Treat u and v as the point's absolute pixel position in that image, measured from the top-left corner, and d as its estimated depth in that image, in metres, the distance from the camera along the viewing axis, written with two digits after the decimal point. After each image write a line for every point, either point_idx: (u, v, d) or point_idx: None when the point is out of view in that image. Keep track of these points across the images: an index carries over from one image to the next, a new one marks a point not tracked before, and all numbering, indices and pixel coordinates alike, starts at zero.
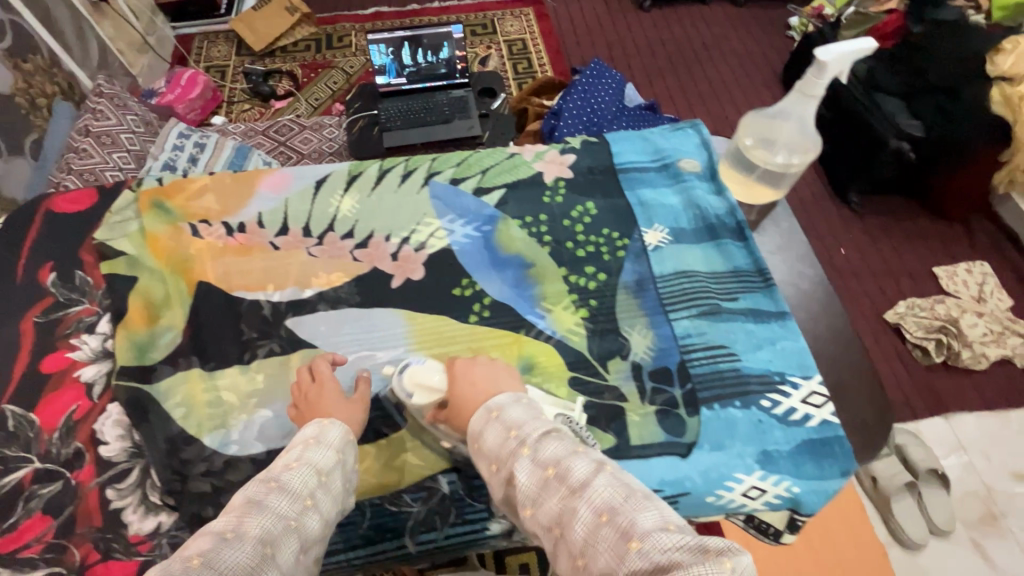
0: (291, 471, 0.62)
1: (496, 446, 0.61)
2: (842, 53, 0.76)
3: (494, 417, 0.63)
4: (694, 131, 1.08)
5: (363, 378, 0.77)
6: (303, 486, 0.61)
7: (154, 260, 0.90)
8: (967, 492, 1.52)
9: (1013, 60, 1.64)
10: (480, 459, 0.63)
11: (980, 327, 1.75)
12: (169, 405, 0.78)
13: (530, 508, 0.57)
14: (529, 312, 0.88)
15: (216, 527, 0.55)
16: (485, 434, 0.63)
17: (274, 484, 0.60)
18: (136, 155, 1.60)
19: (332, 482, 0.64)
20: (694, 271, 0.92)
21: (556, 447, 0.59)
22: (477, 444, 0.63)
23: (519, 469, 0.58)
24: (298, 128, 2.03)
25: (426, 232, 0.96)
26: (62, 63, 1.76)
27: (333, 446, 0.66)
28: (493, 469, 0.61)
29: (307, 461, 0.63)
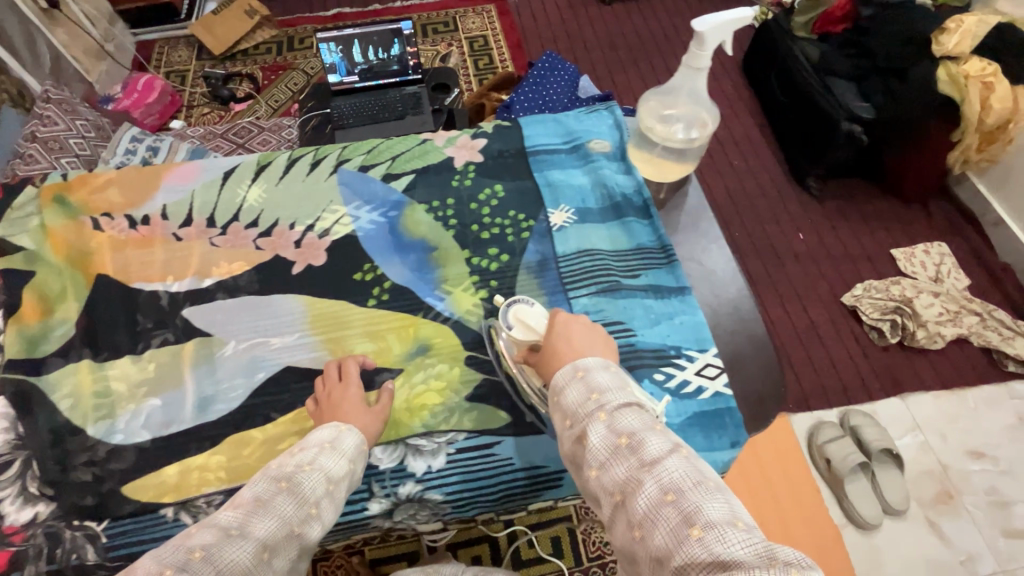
0: (305, 473, 0.60)
1: (574, 405, 0.58)
2: (717, 23, 0.76)
3: (580, 376, 0.60)
4: (608, 113, 1.08)
5: (387, 391, 0.76)
6: (313, 490, 0.60)
7: (53, 254, 0.90)
8: (921, 471, 1.50)
9: (957, 39, 1.63)
10: (556, 414, 0.60)
11: (935, 307, 1.72)
12: (56, 397, 0.77)
13: (597, 470, 0.53)
14: (429, 295, 0.88)
15: (223, 521, 0.52)
16: (565, 390, 0.59)
17: (285, 484, 0.58)
18: (86, 160, 1.60)
19: (339, 491, 0.63)
20: (597, 250, 0.92)
21: (632, 419, 0.55)
22: (556, 399, 0.60)
23: (592, 433, 0.55)
24: (257, 130, 2.04)
25: (332, 218, 0.95)
26: (11, 71, 1.74)
27: (347, 455, 0.66)
28: (565, 424, 0.58)
29: (320, 465, 0.62)
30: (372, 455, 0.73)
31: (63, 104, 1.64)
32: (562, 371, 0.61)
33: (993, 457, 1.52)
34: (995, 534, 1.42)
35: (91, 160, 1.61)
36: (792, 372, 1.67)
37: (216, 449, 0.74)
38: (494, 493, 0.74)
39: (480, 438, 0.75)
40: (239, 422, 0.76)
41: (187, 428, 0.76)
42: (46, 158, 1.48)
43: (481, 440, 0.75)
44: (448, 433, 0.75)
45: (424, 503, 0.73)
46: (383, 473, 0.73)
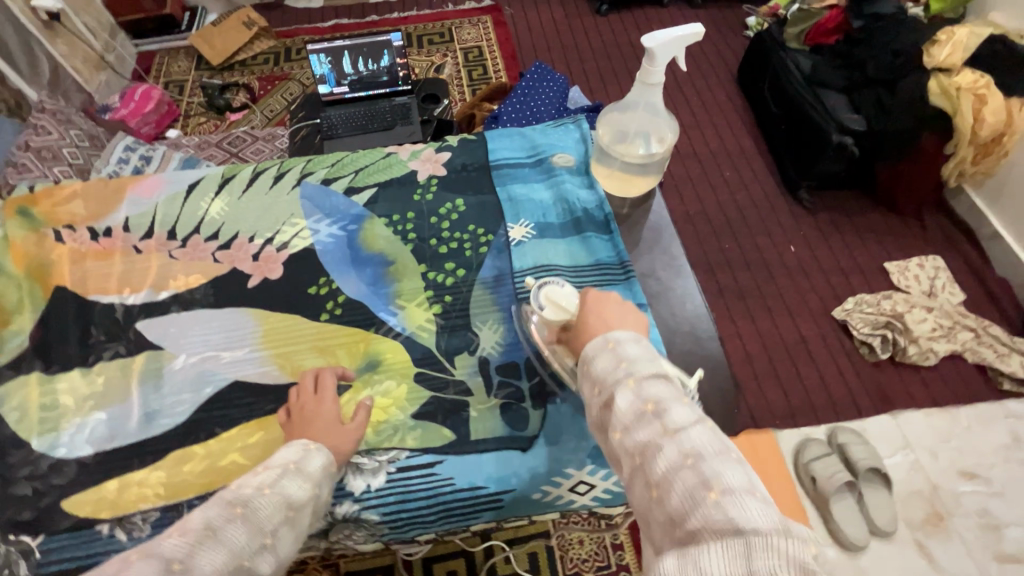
0: (263, 498, 0.54)
1: (603, 373, 0.54)
2: (665, 40, 0.75)
3: (610, 347, 0.56)
4: (575, 127, 1.08)
5: (363, 408, 0.73)
6: (271, 516, 0.53)
7: (13, 266, 0.91)
8: (911, 491, 1.45)
9: (948, 51, 1.62)
10: (585, 382, 0.56)
11: (928, 322, 1.68)
12: (4, 410, 0.78)
13: (620, 431, 0.50)
14: (382, 310, 0.87)
15: (167, 550, 0.45)
16: (593, 360, 0.56)
17: (241, 510, 0.52)
18: (79, 168, 1.61)
19: (300, 518, 0.57)
20: (554, 265, 0.91)
21: (657, 387, 0.51)
22: (585, 367, 0.57)
23: (619, 398, 0.51)
24: (251, 139, 2.05)
25: (291, 232, 0.95)
26: (8, 81, 1.76)
27: (312, 478, 0.61)
28: (594, 390, 0.54)
29: (281, 489, 0.56)
30: None
31: (58, 113, 1.66)
32: (593, 341, 0.57)
33: (985, 478, 1.47)
34: (987, 558, 1.37)
35: (83, 169, 1.62)
36: (779, 388, 1.63)
37: (157, 465, 0.74)
38: (436, 513, 0.72)
39: (423, 456, 0.74)
40: (182, 437, 0.76)
41: (131, 442, 0.75)
42: (38, 167, 1.50)
43: (424, 459, 0.74)
44: (391, 450, 0.74)
45: (361, 523, 0.72)
46: None
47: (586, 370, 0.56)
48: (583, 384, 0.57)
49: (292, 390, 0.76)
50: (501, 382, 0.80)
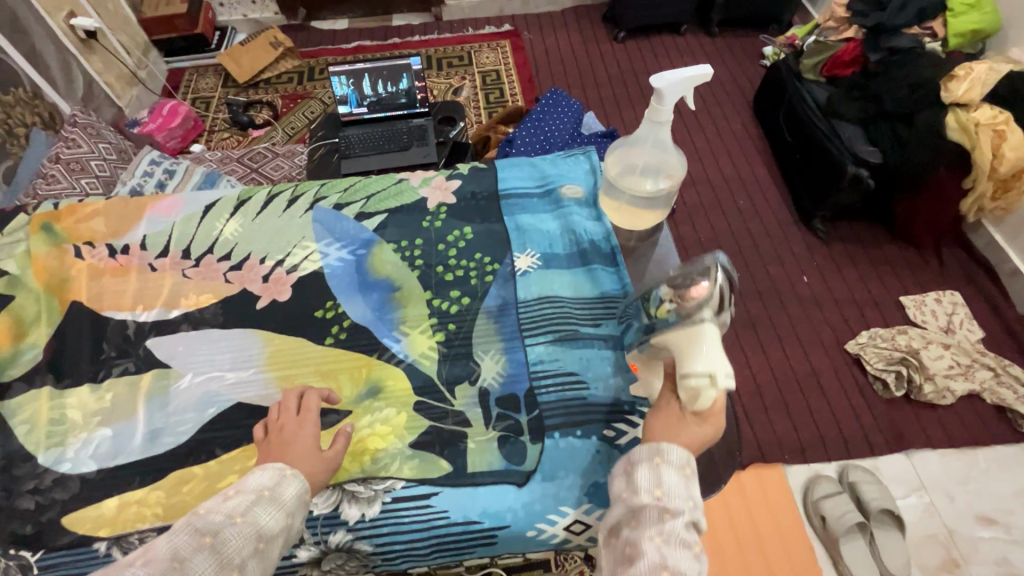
0: (233, 528, 0.56)
1: (671, 485, 0.60)
2: (674, 80, 0.76)
3: (685, 473, 0.62)
4: (585, 158, 1.09)
5: (343, 435, 0.72)
6: (240, 548, 0.55)
7: (33, 280, 0.94)
8: (924, 536, 1.40)
9: (966, 86, 1.59)
10: (646, 469, 0.62)
11: (945, 359, 1.64)
12: (14, 423, 0.80)
13: (660, 540, 0.57)
14: (387, 335, 0.88)
15: None
16: (673, 467, 0.62)
17: (210, 540, 0.54)
18: (105, 180, 1.67)
19: (270, 550, 0.58)
20: (559, 296, 0.91)
21: (695, 536, 0.59)
22: (657, 461, 0.62)
23: (676, 519, 0.58)
24: (272, 156, 2.11)
25: (302, 254, 0.97)
26: (44, 95, 1.84)
27: (285, 507, 0.61)
28: (653, 488, 0.60)
29: (253, 519, 0.58)
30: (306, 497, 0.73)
31: (88, 128, 1.73)
32: (680, 453, 0.62)
33: (1005, 524, 1.42)
34: None
35: (108, 181, 1.67)
36: (789, 421, 1.59)
37: (156, 484, 0.74)
38: (427, 545, 0.72)
39: (418, 487, 0.74)
40: (183, 457, 0.77)
41: (133, 460, 0.77)
42: (66, 179, 1.55)
43: (419, 490, 0.73)
44: (387, 481, 0.74)
45: (354, 552, 0.73)
46: (317, 518, 0.71)
47: (659, 465, 0.62)
48: (643, 471, 0.62)
49: (273, 406, 0.75)
50: (501, 417, 0.79)
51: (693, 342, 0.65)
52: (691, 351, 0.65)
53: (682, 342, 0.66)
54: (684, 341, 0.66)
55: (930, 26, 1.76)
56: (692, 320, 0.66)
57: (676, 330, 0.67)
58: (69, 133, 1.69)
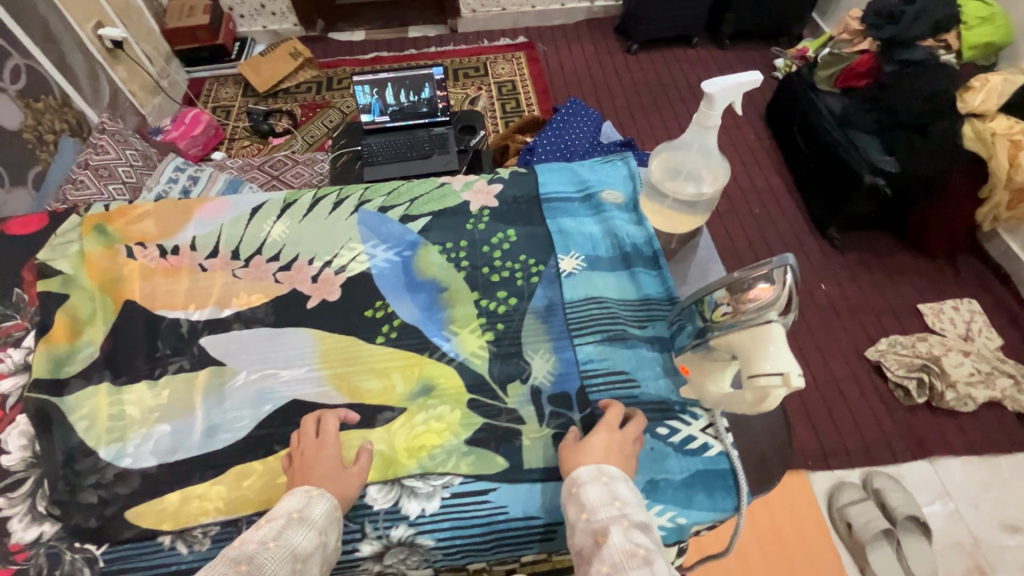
0: (267, 552, 0.59)
1: (595, 502, 0.64)
2: (726, 86, 0.79)
3: (602, 481, 0.66)
4: (623, 164, 1.11)
5: (365, 451, 0.74)
6: (277, 568, 0.58)
7: (87, 280, 0.95)
8: (950, 543, 1.40)
9: (982, 97, 1.62)
10: (570, 504, 0.66)
11: (966, 366, 1.65)
12: (73, 418, 0.80)
13: (607, 567, 0.57)
14: (436, 334, 0.89)
15: None
16: (588, 487, 0.66)
17: (245, 567, 0.56)
18: (132, 186, 1.69)
19: (308, 568, 0.61)
20: (604, 297, 0.92)
21: (641, 536, 0.60)
22: (575, 489, 0.67)
23: (610, 534, 0.60)
24: (292, 163, 2.13)
25: (349, 256, 0.99)
26: (72, 103, 1.88)
27: (316, 526, 0.64)
28: (582, 516, 0.64)
29: (285, 541, 0.61)
30: (367, 494, 0.73)
31: (116, 134, 1.76)
32: (587, 470, 0.68)
33: None
34: None
35: (135, 187, 1.70)
36: (811, 428, 1.60)
37: (218, 479, 0.75)
38: (486, 542, 0.72)
39: (476, 483, 0.74)
40: (242, 453, 0.78)
41: (193, 455, 0.77)
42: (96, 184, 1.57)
43: (477, 486, 0.74)
44: (444, 476, 0.75)
45: (415, 547, 0.72)
46: (377, 514, 0.72)
47: (576, 491, 0.66)
48: (570, 507, 0.66)
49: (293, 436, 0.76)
50: (552, 416, 0.80)
51: (758, 345, 0.66)
52: (756, 354, 0.66)
53: (746, 345, 0.67)
54: (748, 344, 0.67)
55: (943, 38, 1.79)
56: (753, 323, 0.67)
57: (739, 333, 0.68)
58: (98, 140, 1.73)
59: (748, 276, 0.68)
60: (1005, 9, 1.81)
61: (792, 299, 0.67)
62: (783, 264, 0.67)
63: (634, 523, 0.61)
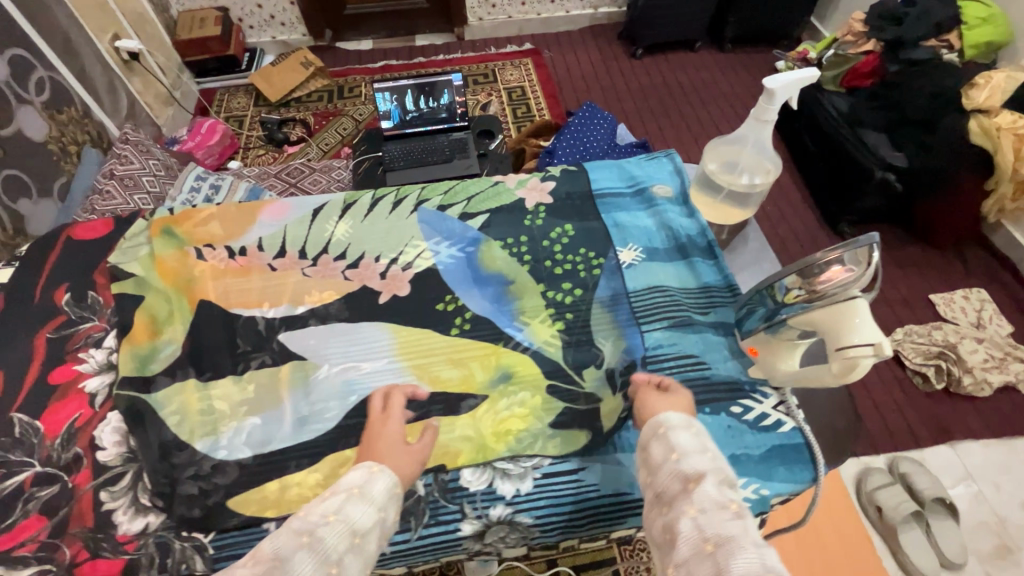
0: (328, 526, 0.55)
1: (686, 447, 0.59)
2: (786, 82, 0.84)
3: (692, 431, 0.62)
4: (668, 160, 1.16)
5: (428, 431, 0.73)
6: (335, 544, 0.54)
7: (160, 281, 0.97)
8: (976, 523, 1.44)
9: (986, 94, 1.67)
10: (655, 443, 0.62)
11: (980, 352, 1.70)
12: (164, 414, 0.82)
13: (694, 510, 0.52)
14: (508, 325, 0.92)
15: None
16: (677, 431, 0.61)
17: (307, 539, 0.53)
18: (155, 197, 1.63)
19: (367, 544, 0.57)
20: (666, 286, 0.96)
21: (735, 493, 0.54)
22: (661, 430, 0.62)
23: (703, 481, 0.55)
24: (308, 171, 2.10)
25: (414, 252, 1.02)
26: (93, 114, 1.84)
27: (376, 502, 0.60)
28: (670, 456, 0.59)
29: (345, 516, 0.57)
30: (462, 477, 0.76)
31: (138, 145, 1.72)
32: (677, 415, 0.63)
33: None
34: None
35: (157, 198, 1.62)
36: None
37: (314, 467, 0.78)
38: (580, 518, 0.75)
39: (565, 463, 0.78)
40: (334, 442, 0.80)
41: (286, 445, 0.80)
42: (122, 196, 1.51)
43: (567, 465, 0.77)
44: (534, 457, 0.78)
45: (514, 526, 0.75)
46: (474, 495, 0.75)
47: (665, 432, 0.62)
48: (654, 446, 0.62)
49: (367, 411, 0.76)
50: (622, 376, 0.86)
51: (845, 318, 0.70)
52: (844, 327, 0.70)
53: (832, 319, 0.71)
54: (832, 318, 0.71)
55: (945, 38, 1.85)
56: (840, 300, 0.70)
57: (817, 309, 0.72)
58: (121, 150, 1.68)
59: (821, 259, 0.73)
60: (1004, 9, 1.87)
61: (875, 275, 0.70)
62: (868, 243, 0.69)
63: (729, 481, 0.56)
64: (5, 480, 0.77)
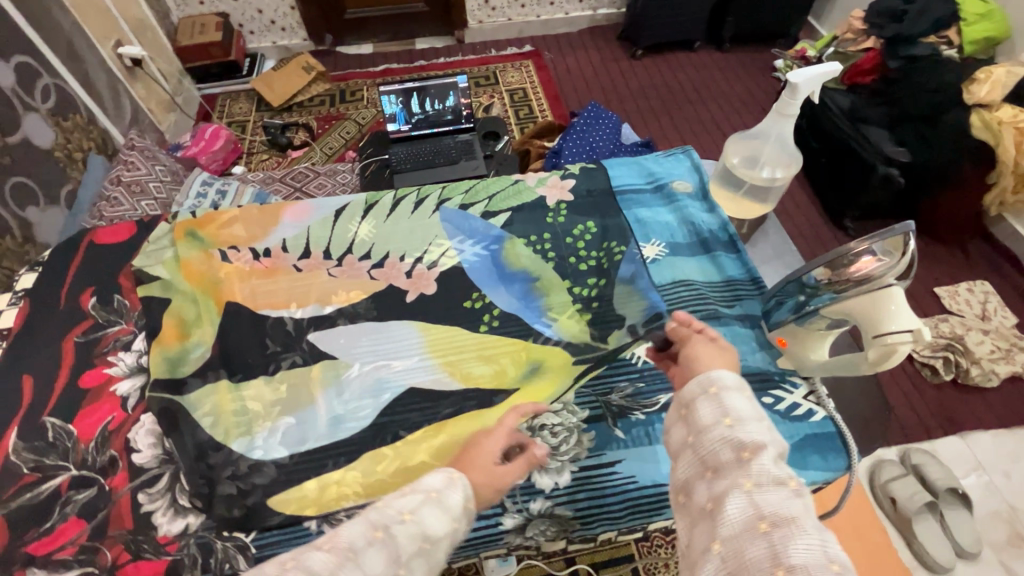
0: (402, 526, 0.53)
1: (742, 413, 0.51)
2: (810, 76, 0.85)
3: (746, 394, 0.53)
4: (685, 157, 1.17)
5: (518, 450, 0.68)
6: (406, 546, 0.52)
7: (186, 284, 0.97)
8: (989, 513, 1.44)
9: (987, 89, 1.70)
10: (705, 405, 0.53)
11: (987, 344, 1.72)
12: (198, 415, 0.82)
13: (751, 484, 0.46)
14: (536, 321, 0.93)
15: (316, 565, 0.45)
16: (731, 394, 0.52)
17: (381, 535, 0.51)
18: (163, 202, 1.57)
19: (435, 551, 0.54)
20: (691, 280, 0.97)
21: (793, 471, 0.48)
22: (716, 392, 0.53)
23: (762, 453, 0.48)
24: (312, 174, 2.04)
25: (439, 251, 1.03)
26: (97, 121, 1.77)
27: (450, 512, 0.57)
28: (722, 421, 0.51)
29: (420, 519, 0.55)
30: None
31: (144, 150, 1.65)
32: (730, 376, 0.54)
33: None
34: None
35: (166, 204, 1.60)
36: None
37: (351, 465, 0.78)
38: (619, 509, 0.76)
39: (602, 456, 0.79)
40: (370, 441, 0.80)
41: (322, 444, 0.80)
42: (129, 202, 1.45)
43: (604, 458, 0.79)
44: (571, 450, 0.79)
45: (555, 518, 0.76)
46: (513, 489, 0.76)
47: (719, 394, 0.53)
48: (701, 405, 0.53)
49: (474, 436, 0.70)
50: (644, 326, 0.86)
51: (881, 306, 0.71)
52: (881, 316, 0.71)
53: (869, 308, 0.72)
54: (867, 307, 0.72)
55: (945, 35, 1.87)
56: (875, 288, 0.71)
57: (848, 298, 0.73)
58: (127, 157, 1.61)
59: (851, 251, 0.74)
60: (1002, 5, 1.90)
61: (911, 263, 0.71)
62: (905, 231, 0.70)
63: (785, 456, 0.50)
64: (41, 485, 0.77)
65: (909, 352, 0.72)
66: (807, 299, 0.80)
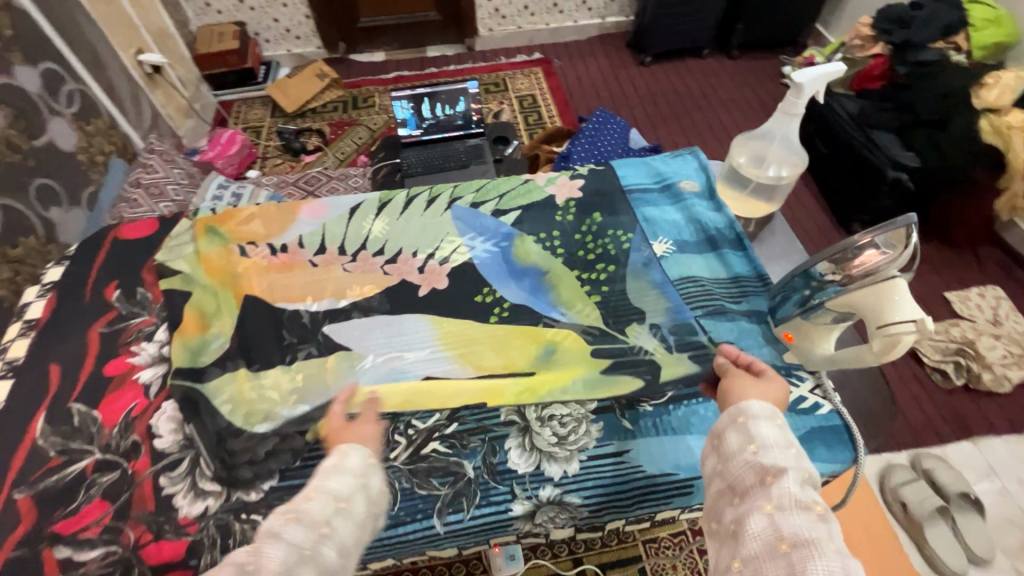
0: (312, 500, 0.59)
1: (766, 440, 0.56)
2: (814, 76, 0.87)
3: (777, 423, 0.58)
4: (692, 157, 1.19)
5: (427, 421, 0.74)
6: (323, 510, 0.59)
7: (206, 278, 1.00)
8: (1002, 518, 1.43)
9: (997, 93, 1.69)
10: (732, 433, 0.59)
11: (998, 349, 1.70)
12: (218, 402, 0.85)
13: (772, 506, 0.50)
14: (546, 315, 0.95)
15: (239, 557, 0.51)
16: (758, 422, 0.58)
17: (292, 514, 0.57)
18: (180, 205, 1.62)
19: (352, 509, 0.61)
20: (698, 277, 0.99)
21: (817, 495, 0.52)
22: (740, 419, 0.59)
23: (783, 476, 0.52)
24: (325, 179, 2.05)
25: (450, 248, 1.05)
26: (118, 125, 1.82)
27: (353, 471, 0.65)
28: (746, 447, 0.57)
29: (326, 488, 0.62)
30: (510, 459, 0.80)
31: (163, 154, 1.68)
32: (759, 406, 0.60)
33: None
34: None
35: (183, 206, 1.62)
36: None
37: None
38: (627, 497, 0.78)
39: (609, 447, 0.81)
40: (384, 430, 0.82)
41: None
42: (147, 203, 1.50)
43: (611, 448, 0.80)
44: (580, 440, 0.81)
45: (563, 506, 0.78)
46: (523, 476, 0.79)
47: (745, 421, 0.59)
48: (730, 435, 0.59)
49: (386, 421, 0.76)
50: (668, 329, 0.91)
51: (885, 297, 0.73)
52: (886, 306, 0.73)
53: (874, 298, 0.74)
54: (871, 298, 0.74)
55: (953, 40, 1.87)
56: (881, 279, 0.73)
57: (854, 288, 0.75)
58: (147, 160, 1.66)
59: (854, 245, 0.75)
60: (1011, 10, 1.89)
61: (913, 255, 0.72)
62: (907, 224, 0.72)
63: (811, 480, 0.54)
64: (66, 468, 0.80)
65: (913, 343, 0.74)
66: (813, 292, 0.81)
